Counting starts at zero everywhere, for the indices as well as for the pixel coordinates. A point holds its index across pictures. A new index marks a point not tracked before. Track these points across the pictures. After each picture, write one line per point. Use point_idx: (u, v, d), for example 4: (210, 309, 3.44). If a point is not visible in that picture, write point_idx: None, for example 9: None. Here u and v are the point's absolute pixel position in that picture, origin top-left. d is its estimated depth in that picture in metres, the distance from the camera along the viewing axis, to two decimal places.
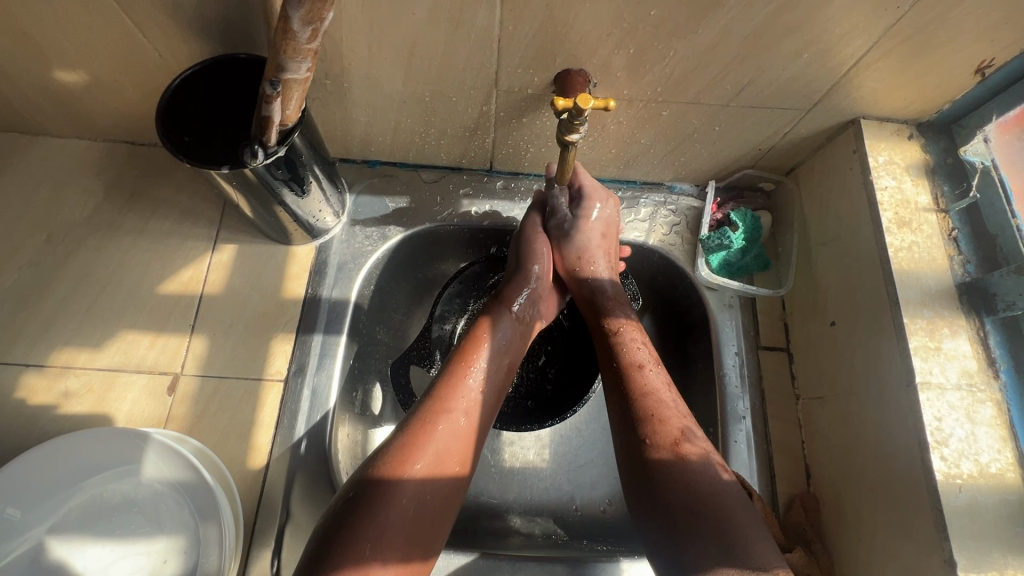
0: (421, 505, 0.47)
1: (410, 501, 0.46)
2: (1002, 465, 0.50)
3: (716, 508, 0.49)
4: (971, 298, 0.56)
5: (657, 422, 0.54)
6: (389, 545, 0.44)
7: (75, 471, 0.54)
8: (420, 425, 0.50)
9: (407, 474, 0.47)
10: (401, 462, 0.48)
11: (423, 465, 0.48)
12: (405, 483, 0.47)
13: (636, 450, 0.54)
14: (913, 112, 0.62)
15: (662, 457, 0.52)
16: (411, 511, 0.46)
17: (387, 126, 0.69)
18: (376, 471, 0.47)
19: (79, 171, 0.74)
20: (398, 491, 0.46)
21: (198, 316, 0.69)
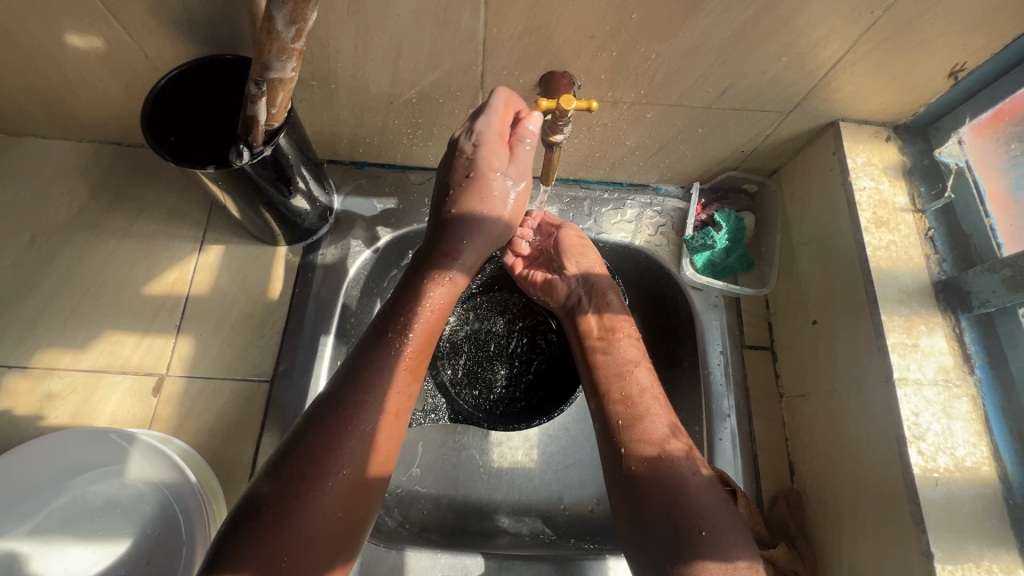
0: (349, 489, 0.46)
1: (341, 486, 0.46)
2: (978, 459, 0.51)
3: (691, 505, 0.52)
4: (947, 296, 0.57)
5: (643, 423, 0.57)
6: (310, 534, 0.44)
7: (59, 470, 0.54)
8: (345, 404, 0.48)
9: (334, 463, 0.46)
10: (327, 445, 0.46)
11: (350, 450, 0.47)
12: (331, 469, 0.46)
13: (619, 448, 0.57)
14: (891, 114, 0.63)
15: (646, 457, 0.55)
16: (340, 496, 0.46)
17: (374, 127, 0.70)
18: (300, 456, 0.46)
19: (64, 172, 0.74)
20: (323, 479, 0.45)
21: (184, 316, 0.68)
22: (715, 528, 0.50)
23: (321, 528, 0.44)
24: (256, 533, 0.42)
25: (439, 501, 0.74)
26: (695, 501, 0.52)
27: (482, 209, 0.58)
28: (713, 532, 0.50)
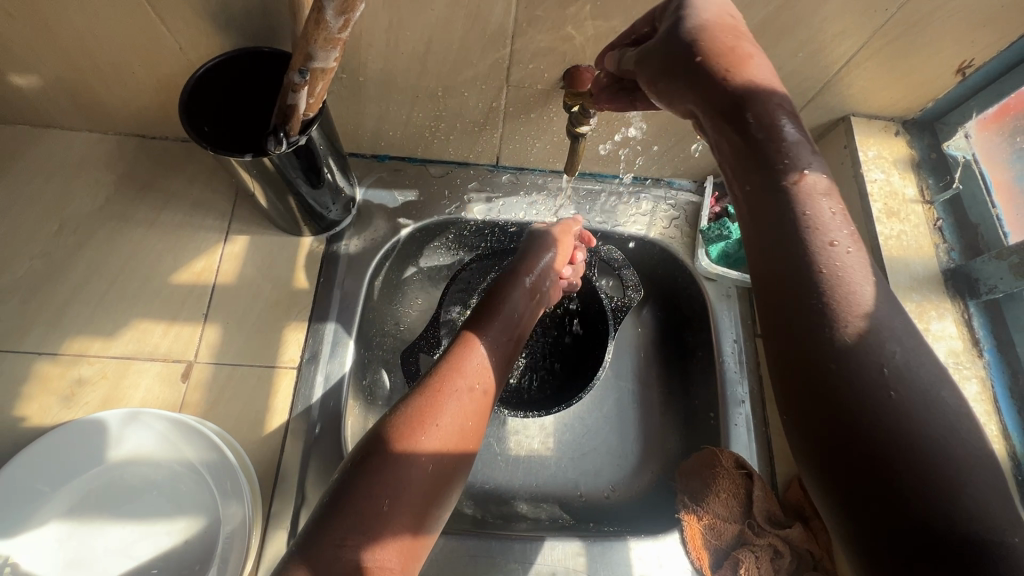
0: (430, 486, 0.48)
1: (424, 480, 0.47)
2: (988, 437, 0.53)
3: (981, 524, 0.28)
4: (956, 283, 0.59)
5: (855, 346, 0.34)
6: (395, 518, 0.45)
7: (98, 451, 0.55)
8: (425, 402, 0.51)
9: (416, 448, 0.48)
10: (409, 437, 0.48)
11: (431, 442, 0.49)
12: (414, 458, 0.47)
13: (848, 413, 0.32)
14: (900, 110, 0.66)
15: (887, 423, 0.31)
16: (422, 490, 0.47)
17: (398, 120, 0.71)
18: (385, 444, 0.48)
19: (90, 163, 0.75)
20: (406, 465, 0.47)
21: (211, 305, 0.70)
22: (887, 414, 0.31)
23: (404, 521, 0.45)
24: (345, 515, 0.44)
25: (458, 487, 0.76)
26: (869, 395, 0.31)
27: (543, 227, 0.72)
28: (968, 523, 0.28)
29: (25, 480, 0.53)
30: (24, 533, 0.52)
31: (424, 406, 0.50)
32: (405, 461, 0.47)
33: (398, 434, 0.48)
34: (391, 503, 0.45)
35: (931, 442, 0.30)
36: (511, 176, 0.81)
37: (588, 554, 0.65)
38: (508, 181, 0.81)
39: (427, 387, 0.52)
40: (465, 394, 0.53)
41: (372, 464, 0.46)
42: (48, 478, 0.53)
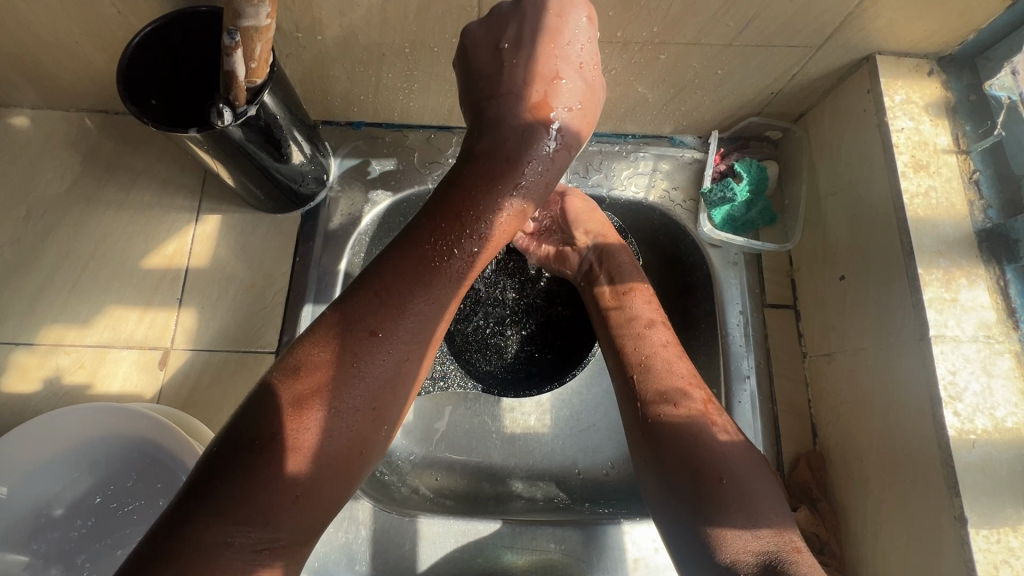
0: (338, 456, 0.41)
1: (352, 433, 0.42)
2: (1020, 419, 0.47)
3: (717, 479, 0.48)
4: (991, 245, 0.52)
5: (675, 406, 0.52)
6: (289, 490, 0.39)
7: (66, 446, 0.54)
8: (348, 345, 0.42)
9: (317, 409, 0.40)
10: (313, 394, 0.41)
11: (343, 401, 0.41)
12: (314, 421, 0.40)
13: (648, 441, 0.52)
14: (935, 44, 0.57)
15: (675, 447, 0.50)
16: (328, 463, 0.41)
17: (368, 82, 0.65)
18: (285, 394, 0.40)
19: (54, 143, 0.71)
20: (307, 430, 0.40)
21: (185, 289, 0.67)
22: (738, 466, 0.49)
23: (304, 496, 0.40)
24: (239, 487, 0.37)
25: (452, 466, 0.74)
26: (732, 459, 0.49)
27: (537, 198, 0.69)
28: (755, 502, 0.47)
29: None
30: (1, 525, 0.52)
31: (347, 353, 0.42)
32: (308, 425, 0.40)
33: (303, 388, 0.41)
34: (308, 480, 0.40)
35: (750, 485, 0.48)
36: None
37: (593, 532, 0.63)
38: None
39: (361, 313, 0.43)
40: (395, 343, 0.43)
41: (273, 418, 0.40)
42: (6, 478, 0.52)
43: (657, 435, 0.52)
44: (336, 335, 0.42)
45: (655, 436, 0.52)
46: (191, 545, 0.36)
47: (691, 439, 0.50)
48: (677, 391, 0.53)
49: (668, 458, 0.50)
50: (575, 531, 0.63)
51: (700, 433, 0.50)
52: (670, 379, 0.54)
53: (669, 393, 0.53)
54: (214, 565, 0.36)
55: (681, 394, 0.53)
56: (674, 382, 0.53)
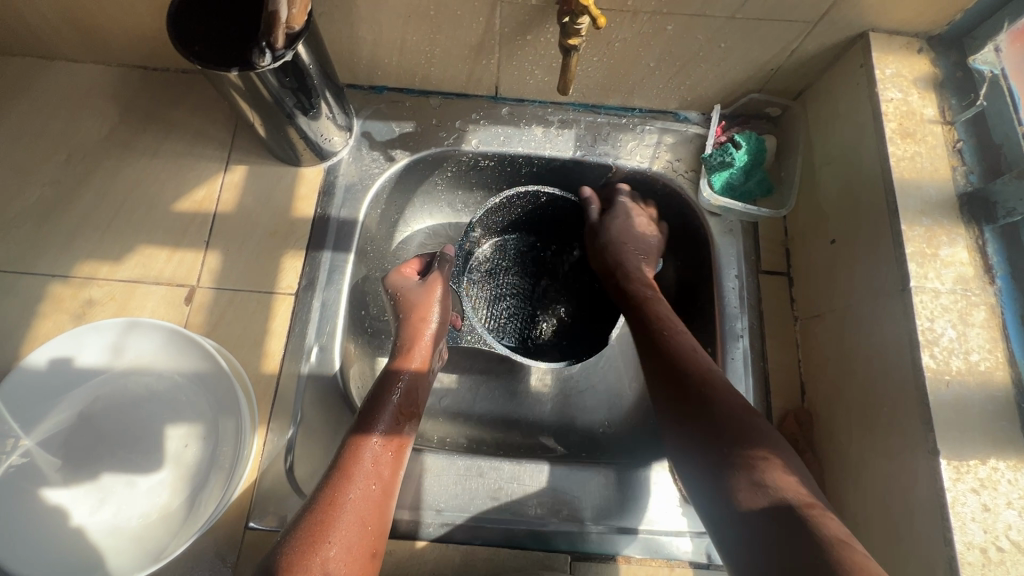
0: (374, 492, 0.52)
1: (379, 449, 0.55)
2: (990, 364, 0.51)
3: (747, 438, 0.50)
4: (972, 208, 0.56)
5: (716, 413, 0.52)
6: (331, 555, 0.47)
7: (98, 358, 0.56)
8: (344, 465, 0.52)
9: (337, 516, 0.49)
10: (330, 510, 0.49)
11: (354, 495, 0.51)
12: (336, 529, 0.48)
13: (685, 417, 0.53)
14: (924, 23, 0.61)
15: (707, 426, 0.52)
16: (361, 494, 0.51)
17: (393, 45, 0.70)
18: (302, 527, 0.48)
19: (95, 94, 0.76)
20: (329, 541, 0.47)
21: (212, 233, 0.71)
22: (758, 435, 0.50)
23: (348, 524, 0.49)
24: None
25: (455, 417, 0.77)
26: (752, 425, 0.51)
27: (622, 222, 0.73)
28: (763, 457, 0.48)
29: (30, 381, 0.54)
30: (29, 427, 0.54)
31: (343, 469, 0.52)
32: (329, 536, 0.48)
33: (321, 515, 0.49)
34: (342, 557, 0.47)
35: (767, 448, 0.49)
36: (510, 107, 0.79)
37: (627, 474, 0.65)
38: (508, 113, 0.78)
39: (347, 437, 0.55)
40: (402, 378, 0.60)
41: (297, 539, 0.47)
42: (44, 381, 0.55)
43: (694, 414, 0.53)
44: (341, 471, 0.52)
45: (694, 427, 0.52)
46: None
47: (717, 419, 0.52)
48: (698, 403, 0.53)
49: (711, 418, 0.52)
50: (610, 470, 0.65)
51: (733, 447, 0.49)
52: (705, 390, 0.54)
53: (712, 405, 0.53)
54: None
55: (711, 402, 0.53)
56: (723, 400, 0.53)
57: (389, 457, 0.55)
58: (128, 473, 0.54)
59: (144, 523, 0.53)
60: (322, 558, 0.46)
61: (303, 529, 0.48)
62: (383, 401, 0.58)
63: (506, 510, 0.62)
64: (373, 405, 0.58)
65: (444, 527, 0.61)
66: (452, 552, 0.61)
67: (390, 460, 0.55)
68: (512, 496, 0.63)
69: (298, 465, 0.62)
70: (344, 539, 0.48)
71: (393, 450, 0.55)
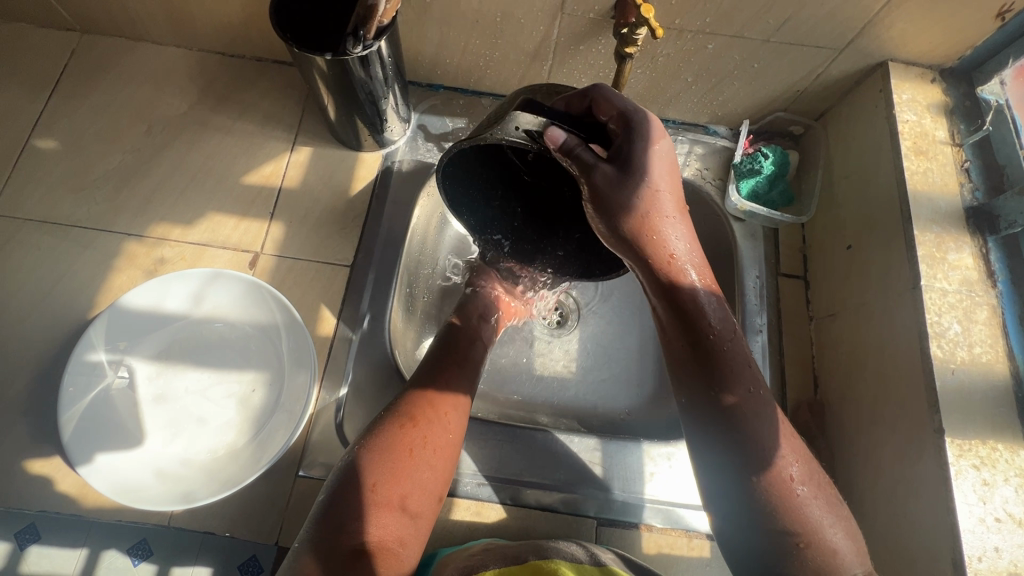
0: (449, 437, 0.57)
1: (458, 403, 0.60)
2: (992, 357, 0.56)
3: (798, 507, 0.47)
4: (977, 220, 0.62)
5: (766, 459, 0.48)
6: (413, 483, 0.53)
7: (180, 306, 0.62)
8: (432, 404, 0.58)
9: (420, 450, 0.54)
10: (418, 443, 0.54)
11: (434, 433, 0.56)
12: (422, 464, 0.54)
13: (739, 455, 0.48)
14: (938, 56, 0.68)
15: (766, 470, 0.48)
16: (442, 439, 0.56)
17: (457, 46, 0.77)
18: (389, 451, 0.53)
19: (176, 75, 0.83)
20: (413, 471, 0.53)
21: (277, 205, 0.77)
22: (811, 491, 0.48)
23: (430, 458, 0.55)
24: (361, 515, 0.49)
25: (485, 396, 0.81)
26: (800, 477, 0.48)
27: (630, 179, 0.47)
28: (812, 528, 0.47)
29: (119, 320, 0.60)
30: (114, 362, 0.59)
31: (429, 407, 0.57)
32: (413, 467, 0.53)
33: (408, 445, 0.54)
34: (421, 487, 0.53)
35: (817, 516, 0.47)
36: None
37: (650, 448, 0.70)
38: None
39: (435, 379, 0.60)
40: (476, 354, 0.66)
41: (386, 461, 0.52)
42: (131, 322, 0.60)
43: (743, 448, 0.48)
44: (424, 411, 0.57)
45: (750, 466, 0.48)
46: (342, 535, 0.48)
47: (771, 468, 0.48)
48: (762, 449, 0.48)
49: (764, 465, 0.48)
50: (635, 443, 0.70)
51: (761, 453, 0.48)
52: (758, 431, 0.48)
53: (766, 455, 0.48)
54: (367, 513, 0.49)
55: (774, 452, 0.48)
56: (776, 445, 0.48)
57: (456, 395, 0.61)
58: (199, 411, 0.59)
59: (212, 458, 0.57)
60: (402, 474, 0.52)
61: (393, 454, 0.53)
62: (461, 348, 0.66)
63: (540, 475, 0.67)
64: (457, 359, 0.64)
65: (480, 486, 0.66)
66: (486, 510, 0.65)
67: (461, 398, 0.60)
68: (546, 462, 0.68)
69: (347, 421, 0.66)
70: (420, 459, 0.54)
71: (461, 408, 0.60)
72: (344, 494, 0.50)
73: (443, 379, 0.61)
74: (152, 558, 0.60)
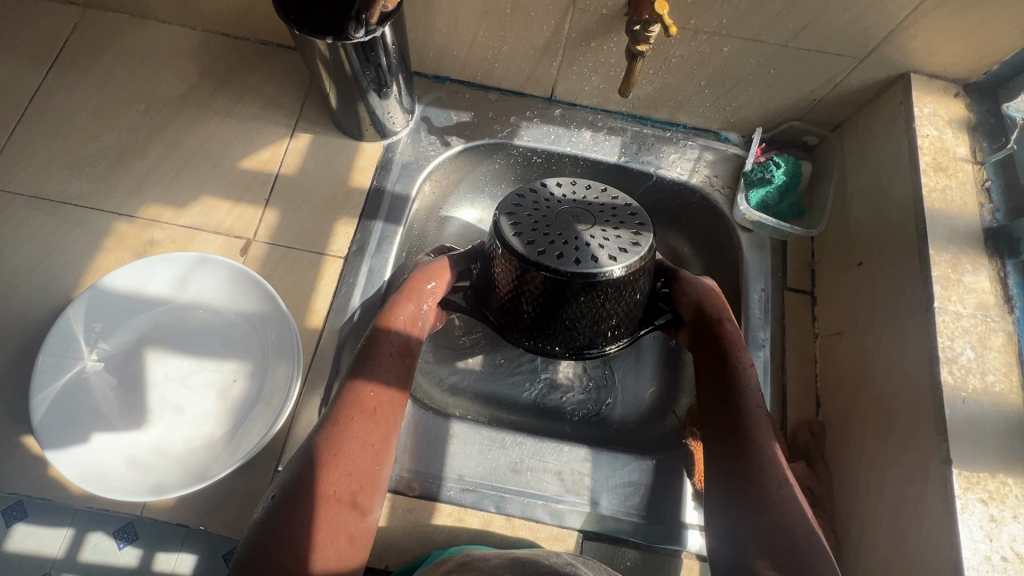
0: (374, 430, 0.56)
1: (374, 394, 0.58)
2: (1005, 386, 0.54)
3: (782, 529, 0.53)
4: (996, 242, 0.60)
5: (752, 473, 0.57)
6: (337, 487, 0.52)
7: (166, 291, 0.60)
8: (344, 405, 0.57)
9: (337, 453, 0.53)
10: (333, 449, 0.54)
11: (350, 432, 0.55)
12: (338, 466, 0.53)
13: (730, 471, 0.59)
14: (962, 70, 0.66)
15: (752, 484, 0.57)
16: (365, 435, 0.55)
17: (465, 38, 0.75)
18: (303, 473, 0.52)
19: (178, 54, 0.81)
20: (330, 475, 0.52)
21: (273, 192, 0.75)
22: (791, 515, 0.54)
23: (354, 460, 0.54)
24: (291, 537, 0.49)
25: (477, 399, 0.79)
26: (782, 502, 0.55)
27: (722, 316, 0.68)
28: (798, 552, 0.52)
29: (100, 304, 0.58)
30: (94, 345, 0.57)
31: (344, 410, 0.56)
32: (330, 469, 0.52)
33: (322, 451, 0.53)
34: (350, 486, 0.53)
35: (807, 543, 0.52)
36: (563, 110, 0.83)
37: (642, 462, 0.67)
38: (560, 114, 0.83)
39: (350, 373, 0.59)
40: (395, 342, 0.62)
41: (296, 483, 0.51)
42: (112, 304, 0.59)
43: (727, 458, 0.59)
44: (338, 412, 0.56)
45: (733, 474, 0.58)
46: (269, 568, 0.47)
47: (759, 484, 0.57)
48: (749, 466, 0.58)
49: (754, 483, 0.57)
50: (629, 457, 0.67)
51: (746, 484, 0.57)
52: (761, 450, 0.58)
53: (755, 468, 0.57)
54: (294, 537, 0.49)
55: (765, 471, 0.57)
56: (767, 468, 0.57)
57: (385, 388, 0.59)
58: (178, 399, 0.57)
59: (187, 449, 0.55)
60: (313, 531, 0.49)
61: (309, 470, 0.52)
62: (377, 357, 0.60)
63: (526, 483, 0.64)
64: (372, 349, 0.61)
65: (464, 492, 0.63)
66: (469, 517, 0.62)
67: (381, 418, 0.57)
68: (533, 469, 0.65)
69: None
70: (338, 473, 0.53)
71: (386, 399, 0.59)
72: (268, 523, 0.49)
73: (356, 372, 0.59)
74: (137, 542, 0.59)
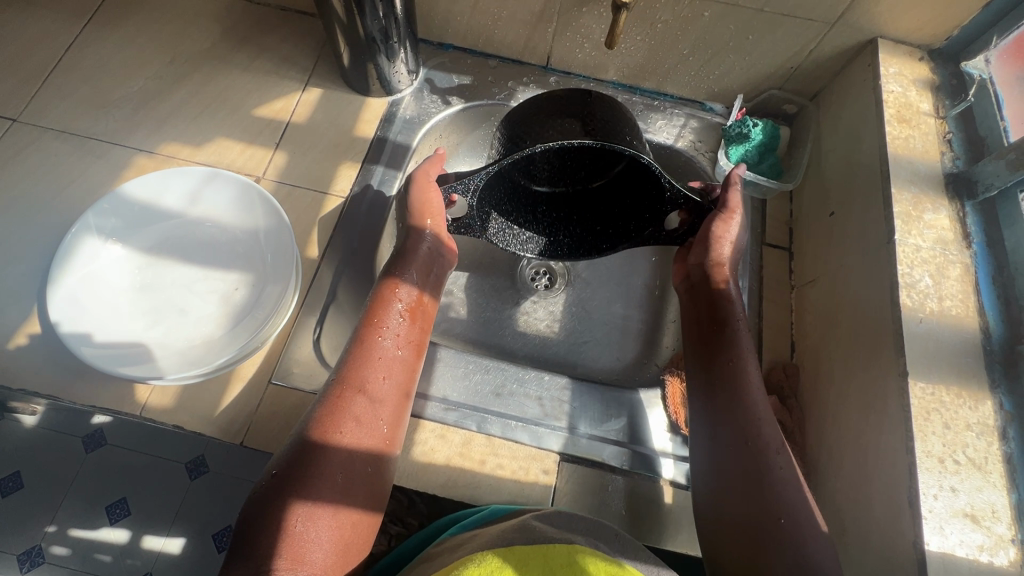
0: (404, 350, 0.60)
1: (406, 318, 0.62)
2: (961, 311, 0.57)
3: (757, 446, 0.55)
4: (956, 186, 0.63)
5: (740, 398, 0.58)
6: (369, 394, 0.55)
7: (180, 203, 0.66)
8: (374, 323, 0.60)
9: (369, 366, 0.57)
10: (366, 361, 0.57)
11: (382, 347, 0.58)
12: (375, 377, 0.56)
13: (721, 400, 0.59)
14: (925, 35, 0.71)
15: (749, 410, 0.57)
16: (395, 353, 0.59)
17: (467, 5, 0.81)
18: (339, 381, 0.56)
19: (204, 15, 0.88)
20: (368, 384, 0.56)
21: (283, 138, 0.80)
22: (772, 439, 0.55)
23: (388, 375, 0.57)
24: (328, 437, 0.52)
25: (467, 343, 0.82)
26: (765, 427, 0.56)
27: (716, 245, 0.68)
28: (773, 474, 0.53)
29: (118, 208, 0.63)
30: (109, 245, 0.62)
31: (373, 327, 0.60)
32: (362, 379, 0.56)
33: (359, 365, 0.57)
34: (378, 396, 0.56)
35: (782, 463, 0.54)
36: (558, 78, 0.89)
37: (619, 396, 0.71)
38: (555, 82, 0.89)
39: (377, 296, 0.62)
40: (423, 276, 0.66)
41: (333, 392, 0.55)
42: (129, 210, 0.64)
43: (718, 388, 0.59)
44: (370, 328, 0.60)
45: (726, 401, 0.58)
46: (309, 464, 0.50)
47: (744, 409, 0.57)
48: (733, 393, 0.58)
49: (737, 407, 0.57)
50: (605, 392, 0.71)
51: (737, 410, 0.57)
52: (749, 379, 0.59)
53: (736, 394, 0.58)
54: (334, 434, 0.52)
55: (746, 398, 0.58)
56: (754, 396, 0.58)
57: (414, 313, 0.63)
58: (184, 300, 0.62)
59: (189, 344, 0.59)
60: (349, 428, 0.53)
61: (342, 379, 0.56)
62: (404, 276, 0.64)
63: (507, 407, 0.67)
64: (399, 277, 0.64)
65: (447, 411, 0.66)
66: (451, 434, 0.65)
67: (400, 357, 0.59)
68: (514, 395, 0.68)
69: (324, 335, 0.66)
70: (373, 380, 0.56)
71: (414, 325, 0.62)
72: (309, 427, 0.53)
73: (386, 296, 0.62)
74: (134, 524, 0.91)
